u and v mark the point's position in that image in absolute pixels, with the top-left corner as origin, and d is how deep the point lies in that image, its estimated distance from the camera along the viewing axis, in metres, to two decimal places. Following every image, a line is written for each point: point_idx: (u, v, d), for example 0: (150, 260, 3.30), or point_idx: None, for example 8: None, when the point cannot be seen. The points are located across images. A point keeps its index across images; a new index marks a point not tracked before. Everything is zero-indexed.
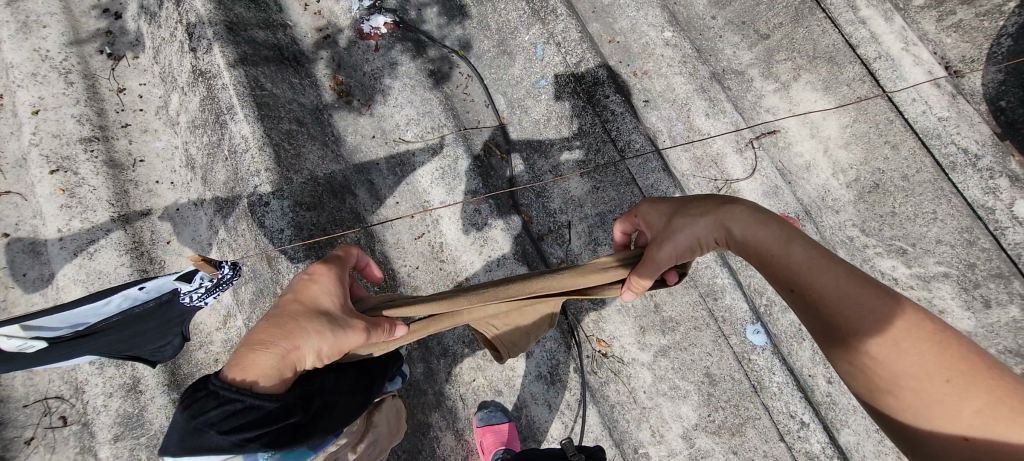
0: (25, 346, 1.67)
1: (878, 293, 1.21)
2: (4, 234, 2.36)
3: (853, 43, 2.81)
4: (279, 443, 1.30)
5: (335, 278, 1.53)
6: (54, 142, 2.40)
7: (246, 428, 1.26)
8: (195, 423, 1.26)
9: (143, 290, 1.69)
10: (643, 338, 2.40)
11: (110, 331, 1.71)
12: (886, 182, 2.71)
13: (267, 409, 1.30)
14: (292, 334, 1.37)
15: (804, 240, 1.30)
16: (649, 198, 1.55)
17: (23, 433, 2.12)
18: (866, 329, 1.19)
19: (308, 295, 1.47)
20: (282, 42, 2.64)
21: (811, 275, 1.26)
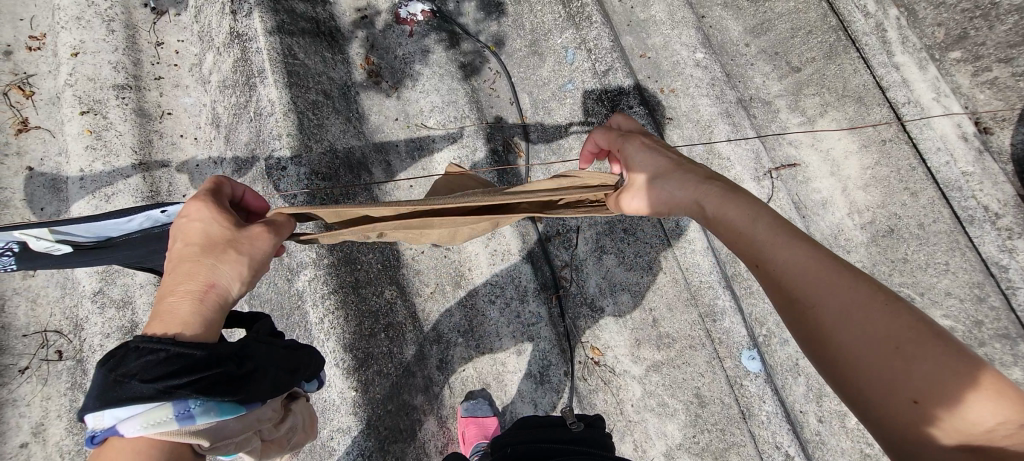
0: (53, 248, 1.68)
1: (837, 265, 1.12)
2: (28, 168, 2.42)
3: (884, 85, 2.79)
4: (220, 388, 1.14)
5: (211, 204, 1.35)
6: (88, 85, 2.46)
7: (174, 373, 1.09)
8: (115, 376, 1.07)
9: (165, 214, 1.66)
10: (637, 351, 2.41)
11: (128, 250, 1.67)
12: (901, 228, 2.68)
13: (198, 356, 1.14)
14: (200, 275, 1.26)
15: (767, 212, 1.22)
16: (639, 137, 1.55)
17: (18, 362, 2.17)
18: (825, 305, 1.09)
19: (194, 236, 1.31)
20: (320, 16, 2.67)
21: (771, 250, 1.17)
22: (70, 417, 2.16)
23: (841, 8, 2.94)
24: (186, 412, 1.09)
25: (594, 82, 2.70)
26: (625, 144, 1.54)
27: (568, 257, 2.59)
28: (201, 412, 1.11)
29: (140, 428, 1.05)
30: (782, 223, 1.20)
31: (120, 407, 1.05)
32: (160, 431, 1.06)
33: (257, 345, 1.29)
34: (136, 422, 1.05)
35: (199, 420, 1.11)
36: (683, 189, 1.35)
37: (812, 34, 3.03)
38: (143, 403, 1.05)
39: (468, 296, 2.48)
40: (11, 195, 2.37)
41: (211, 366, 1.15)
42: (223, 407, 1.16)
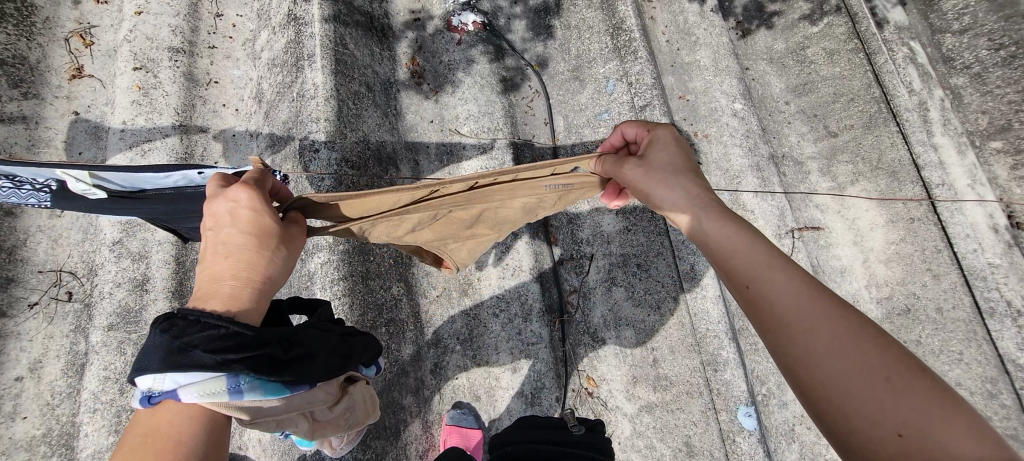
0: (88, 192, 1.65)
1: (824, 294, 1.16)
2: (74, 112, 2.50)
3: (920, 163, 2.73)
4: (268, 369, 1.13)
5: (259, 193, 1.31)
6: (145, 43, 2.56)
7: (232, 349, 1.08)
8: (180, 344, 1.07)
9: (201, 176, 1.65)
10: (632, 388, 2.39)
11: (162, 205, 1.70)
12: (919, 309, 2.64)
13: (254, 337, 1.12)
14: (251, 267, 1.25)
15: (765, 238, 1.29)
16: (668, 130, 1.61)
17: (29, 296, 2.21)
18: (810, 327, 1.11)
19: (246, 221, 1.27)
20: (376, 12, 2.76)
21: (763, 273, 1.22)
22: (68, 359, 2.19)
23: (886, 81, 2.91)
24: (236, 387, 1.10)
25: (630, 114, 2.74)
26: (659, 133, 1.62)
27: (577, 283, 2.59)
28: (248, 388, 1.12)
29: (196, 396, 1.07)
30: (778, 251, 1.25)
31: (180, 374, 1.06)
32: (212, 401, 1.08)
33: (310, 332, 1.27)
34: (192, 389, 1.07)
35: (246, 395, 1.12)
36: (687, 193, 1.44)
37: (854, 101, 3.03)
38: (203, 372, 1.07)
39: (473, 307, 2.47)
40: (53, 135, 2.43)
41: (267, 347, 1.13)
42: (266, 387, 1.15)
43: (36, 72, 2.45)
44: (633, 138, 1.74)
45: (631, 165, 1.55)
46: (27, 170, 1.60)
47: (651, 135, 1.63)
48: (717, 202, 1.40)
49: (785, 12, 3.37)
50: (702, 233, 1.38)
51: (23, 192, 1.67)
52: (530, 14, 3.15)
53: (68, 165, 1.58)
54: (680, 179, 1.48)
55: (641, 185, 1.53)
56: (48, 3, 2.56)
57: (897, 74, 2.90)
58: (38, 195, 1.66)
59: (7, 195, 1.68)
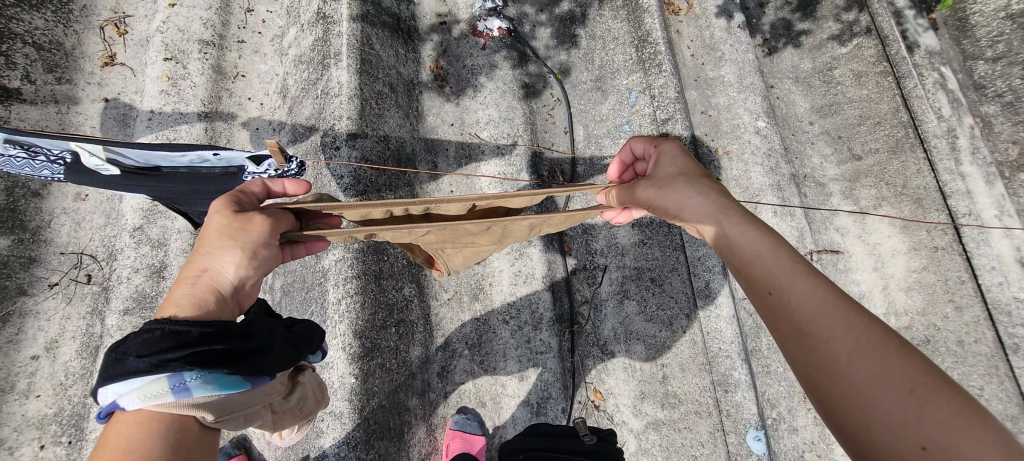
0: (101, 167, 1.68)
1: (847, 303, 1.12)
2: (103, 98, 2.54)
3: (946, 191, 2.67)
4: (211, 362, 1.12)
5: (226, 198, 1.41)
6: (177, 35, 2.60)
7: (168, 348, 1.08)
8: (118, 357, 1.07)
9: (216, 157, 1.70)
10: (639, 404, 2.36)
11: (175, 183, 1.73)
12: (939, 341, 2.57)
13: (190, 334, 1.12)
14: (194, 258, 1.32)
15: (787, 244, 1.25)
16: (677, 145, 1.62)
17: (49, 277, 2.24)
18: (833, 337, 1.08)
19: (209, 220, 1.37)
20: (403, 14, 2.80)
21: (785, 279, 1.19)
22: (82, 341, 2.22)
23: (915, 106, 2.84)
24: (181, 384, 1.07)
25: (652, 127, 2.72)
26: (666, 147, 1.64)
27: (589, 294, 2.56)
28: (196, 384, 1.09)
29: (138, 401, 1.04)
30: (801, 258, 1.22)
31: (121, 383, 1.05)
32: (158, 403, 1.05)
33: (253, 326, 1.27)
34: (134, 395, 1.05)
35: (196, 390, 1.09)
36: (706, 203, 1.40)
37: (880, 125, 2.98)
38: (142, 376, 1.05)
39: (483, 312, 2.46)
40: (83, 121, 2.48)
41: (207, 342, 1.13)
42: (219, 380, 1.13)
43: (70, 58, 2.50)
44: (641, 154, 1.74)
45: (643, 186, 1.55)
46: (41, 141, 1.61)
47: (659, 148, 1.65)
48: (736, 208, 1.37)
49: (813, 32, 3.35)
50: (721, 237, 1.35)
51: (35, 163, 1.69)
52: (556, 22, 3.16)
53: (84, 140, 1.59)
54: (694, 186, 1.45)
55: (659, 197, 1.50)
56: None
57: (927, 100, 2.82)
58: (53, 168, 1.69)
59: (22, 167, 1.69)
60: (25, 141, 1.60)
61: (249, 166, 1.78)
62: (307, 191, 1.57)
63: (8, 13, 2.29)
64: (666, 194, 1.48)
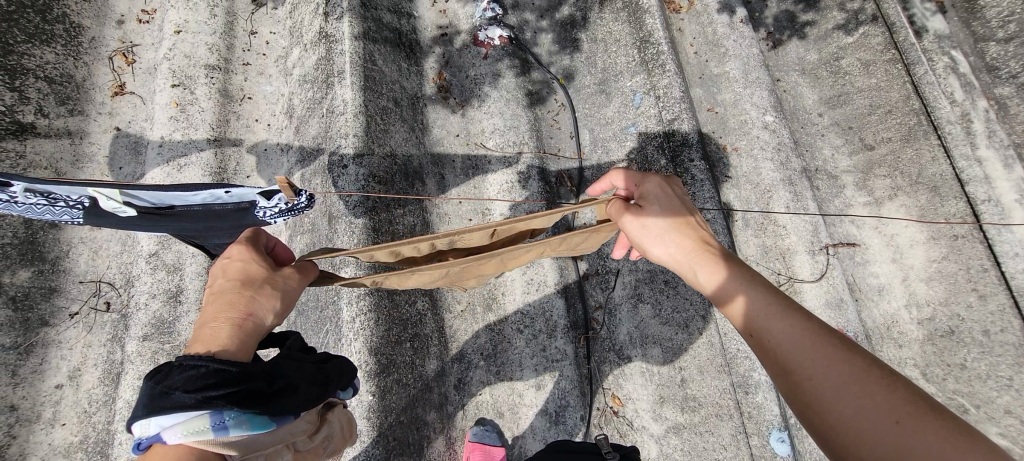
0: (119, 209, 1.66)
1: (828, 336, 1.14)
2: (115, 127, 2.59)
3: (962, 178, 2.64)
4: (250, 401, 1.13)
5: (252, 247, 1.44)
6: (183, 61, 2.64)
7: (208, 386, 1.09)
8: (162, 390, 1.09)
9: (228, 194, 1.68)
10: (658, 408, 2.33)
11: (189, 221, 1.73)
12: (964, 331, 2.52)
13: (232, 372, 1.14)
14: (234, 305, 1.31)
15: (763, 282, 1.28)
16: (659, 179, 1.57)
17: (69, 306, 2.28)
18: (815, 373, 1.10)
19: (239, 270, 1.38)
20: (404, 28, 2.82)
21: (766, 319, 1.21)
22: (104, 368, 2.26)
23: (925, 93, 2.83)
24: (221, 423, 1.09)
25: (658, 128, 2.71)
26: (648, 186, 1.56)
27: (602, 299, 2.55)
28: (234, 423, 1.10)
29: (179, 435, 1.06)
30: (776, 296, 1.25)
31: (164, 416, 1.07)
32: (196, 439, 1.07)
33: (288, 362, 1.26)
34: (176, 429, 1.07)
35: (233, 429, 1.10)
36: (684, 249, 1.43)
37: (891, 113, 2.93)
38: (184, 411, 1.07)
39: (497, 321, 2.45)
40: (96, 151, 2.53)
41: (243, 381, 1.13)
42: (254, 420, 1.13)
43: (81, 90, 2.55)
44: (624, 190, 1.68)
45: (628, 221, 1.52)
46: (58, 189, 1.57)
47: (642, 188, 1.57)
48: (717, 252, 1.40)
49: (818, 22, 3.30)
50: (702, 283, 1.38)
51: (54, 209, 1.65)
52: (556, 27, 3.16)
53: (100, 186, 1.56)
54: (671, 229, 1.46)
55: (644, 242, 1.49)
56: (93, 23, 2.67)
57: (937, 85, 2.81)
58: (71, 211, 1.67)
59: (40, 212, 1.65)
60: (40, 190, 1.56)
61: (260, 201, 1.72)
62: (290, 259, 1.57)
63: (19, 49, 2.33)
64: (648, 240, 1.48)
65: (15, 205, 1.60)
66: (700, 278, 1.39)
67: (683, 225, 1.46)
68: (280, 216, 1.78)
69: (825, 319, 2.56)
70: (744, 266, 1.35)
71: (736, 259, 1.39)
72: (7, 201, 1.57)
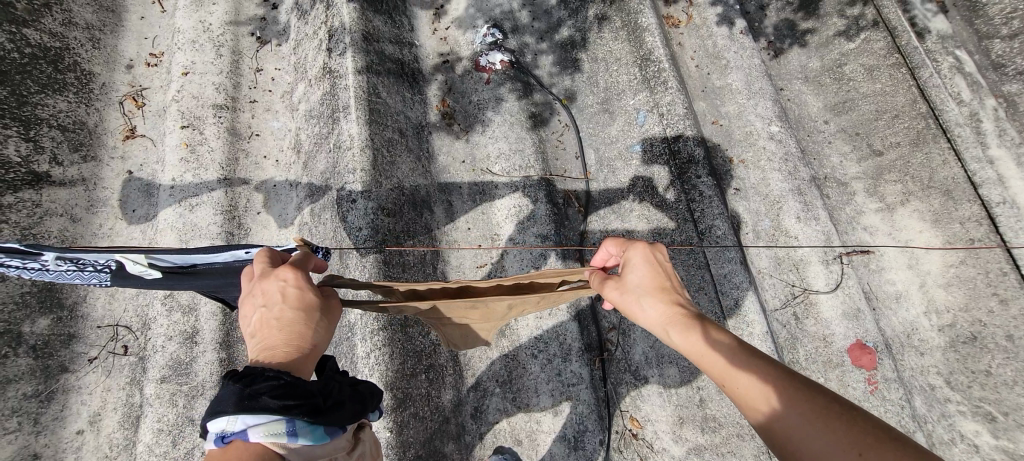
0: (144, 273, 1.66)
1: (790, 381, 1.18)
2: (128, 171, 2.63)
3: (975, 181, 2.63)
4: (320, 412, 1.12)
5: (301, 271, 1.41)
6: (192, 103, 2.69)
7: (289, 395, 1.09)
8: (246, 393, 1.06)
9: (250, 253, 1.70)
10: (678, 429, 2.30)
11: (211, 278, 1.69)
12: (986, 337, 2.47)
13: (308, 386, 1.14)
14: (290, 337, 1.28)
15: (727, 335, 1.32)
16: (645, 247, 1.52)
17: (87, 352, 2.30)
18: (784, 418, 1.13)
19: (296, 299, 1.35)
20: (406, 58, 2.86)
21: (734, 370, 1.25)
22: (123, 412, 2.28)
23: (932, 96, 2.83)
24: (293, 431, 1.07)
25: (663, 145, 2.72)
26: (633, 255, 1.52)
27: (616, 320, 2.53)
28: (301, 432, 1.09)
29: (260, 437, 1.04)
30: (742, 348, 1.29)
31: (247, 417, 1.04)
32: (271, 444, 1.05)
33: (349, 380, 1.26)
34: (257, 431, 1.04)
35: (300, 438, 1.09)
36: (659, 311, 1.43)
37: (898, 117, 2.91)
38: (268, 414, 1.05)
39: (511, 348, 2.44)
40: (110, 195, 2.57)
41: (314, 394, 1.13)
42: (317, 432, 1.12)
43: (94, 135, 2.60)
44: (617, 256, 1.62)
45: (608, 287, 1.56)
46: (86, 255, 1.62)
47: (626, 256, 1.54)
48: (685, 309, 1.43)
49: (819, 29, 3.28)
50: (675, 343, 1.39)
51: (83, 274, 1.66)
52: (556, 49, 3.19)
53: (127, 249, 1.62)
54: (642, 287, 1.48)
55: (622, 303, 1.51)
56: (104, 69, 2.74)
57: (943, 88, 2.81)
58: (97, 276, 1.66)
59: (70, 279, 1.68)
60: (70, 257, 1.62)
61: None
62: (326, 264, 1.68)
63: (33, 99, 2.41)
64: (625, 301, 1.49)
65: (46, 272, 1.65)
66: (672, 338, 1.40)
67: (654, 282, 1.48)
68: None
69: (844, 330, 2.52)
70: (711, 321, 1.38)
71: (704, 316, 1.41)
72: (39, 269, 1.63)
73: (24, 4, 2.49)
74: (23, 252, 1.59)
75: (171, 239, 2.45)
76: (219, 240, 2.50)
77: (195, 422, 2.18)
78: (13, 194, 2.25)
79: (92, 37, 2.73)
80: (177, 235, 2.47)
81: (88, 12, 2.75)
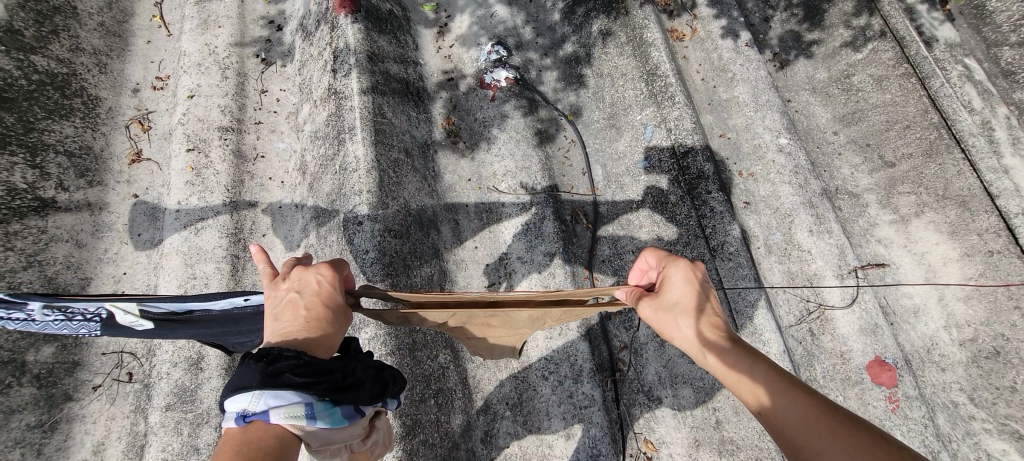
0: (136, 323, 1.64)
1: (835, 415, 1.14)
2: (134, 195, 2.62)
3: (993, 192, 2.57)
4: (334, 394, 1.16)
5: (339, 273, 1.43)
6: (198, 125, 2.69)
7: (308, 372, 1.14)
8: (267, 370, 1.11)
9: (246, 301, 1.62)
10: (694, 452, 2.25)
11: (207, 326, 1.64)
12: (1010, 351, 2.40)
13: (325, 365, 1.18)
14: (313, 329, 1.30)
15: (765, 359, 1.28)
16: (683, 263, 1.47)
17: (92, 379, 2.27)
18: (824, 451, 1.09)
19: (327, 298, 1.37)
20: (410, 77, 2.85)
21: (776, 399, 1.21)
22: (128, 441, 2.24)
23: (944, 106, 2.78)
24: (312, 413, 1.10)
25: (671, 161, 2.70)
26: (672, 272, 1.47)
27: (628, 339, 2.48)
28: (320, 415, 1.12)
29: (282, 417, 1.06)
30: (781, 374, 1.24)
31: (270, 396, 1.07)
32: (292, 425, 1.08)
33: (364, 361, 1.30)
34: (279, 411, 1.07)
35: (318, 421, 1.12)
36: (696, 331, 1.39)
37: (910, 128, 2.86)
38: (289, 393, 1.09)
39: (521, 369, 2.39)
40: (115, 220, 2.56)
41: (331, 371, 1.18)
42: (336, 414, 1.16)
43: (100, 161, 2.60)
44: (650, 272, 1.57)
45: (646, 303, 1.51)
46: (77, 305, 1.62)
47: (665, 273, 1.49)
48: (725, 332, 1.38)
49: (825, 40, 3.25)
50: (711, 367, 1.36)
51: (72, 323, 1.67)
52: (561, 64, 3.19)
53: (118, 299, 1.61)
54: (681, 306, 1.43)
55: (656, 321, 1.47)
56: (110, 93, 2.74)
57: (955, 97, 2.77)
58: (89, 324, 1.66)
59: (63, 328, 1.69)
60: (60, 305, 1.63)
61: None
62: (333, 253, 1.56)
63: (40, 125, 2.41)
64: (660, 318, 1.45)
65: (33, 322, 1.66)
66: (707, 360, 1.36)
67: (690, 301, 1.43)
68: None
69: (862, 346, 2.45)
70: (750, 344, 1.35)
71: (741, 338, 1.38)
72: (25, 320, 1.65)
73: (33, 31, 2.51)
74: (9, 301, 1.62)
75: (177, 263, 2.43)
76: (225, 264, 2.48)
77: (200, 451, 2.14)
78: (19, 221, 2.24)
79: (99, 61, 2.75)
80: (182, 258, 2.45)
81: (95, 37, 2.77)
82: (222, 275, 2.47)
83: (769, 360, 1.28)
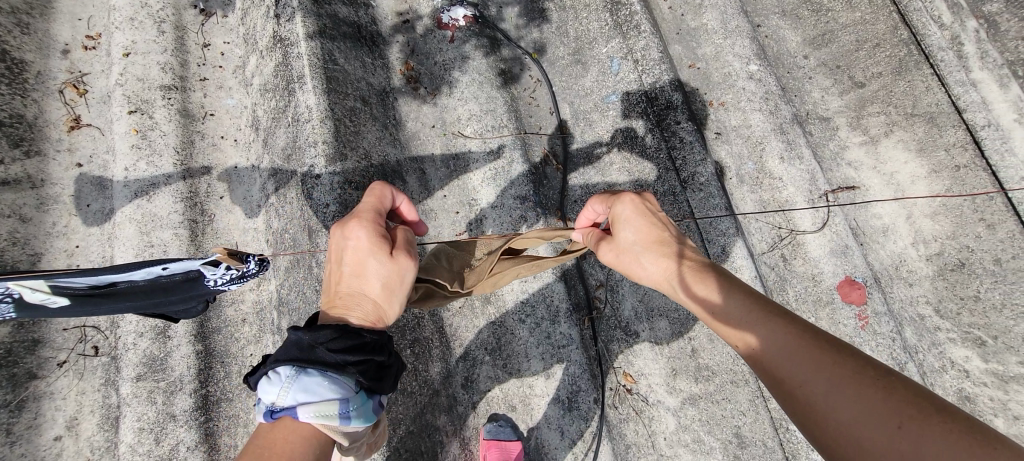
0: (49, 300, 1.53)
1: (816, 341, 1.13)
2: (77, 164, 2.47)
3: (960, 105, 2.60)
4: (365, 381, 1.28)
5: (372, 230, 1.50)
6: (138, 85, 2.52)
7: (344, 353, 1.27)
8: (309, 343, 1.26)
9: (165, 269, 1.58)
10: (673, 381, 2.29)
11: (132, 298, 1.59)
12: (973, 263, 2.46)
13: (363, 340, 1.33)
14: (355, 296, 1.48)
15: (738, 291, 1.28)
16: (632, 200, 1.49)
17: (56, 355, 2.21)
18: (801, 377, 1.09)
19: (363, 260, 1.49)
20: (362, 20, 2.67)
21: (753, 330, 1.20)
22: (101, 413, 2.21)
23: (913, 21, 2.76)
24: (344, 413, 1.22)
25: (640, 94, 2.63)
26: (621, 209, 1.49)
27: (603, 277, 2.48)
28: (353, 414, 1.23)
29: (311, 415, 1.17)
30: (755, 304, 1.24)
31: (302, 393, 1.19)
32: (322, 423, 1.19)
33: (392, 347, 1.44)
34: (308, 409, 1.18)
35: (349, 420, 1.23)
36: (660, 267, 1.41)
37: (879, 46, 2.81)
38: (323, 390, 1.20)
39: (498, 314, 2.37)
40: (60, 191, 2.41)
41: (369, 353, 1.32)
42: (364, 410, 1.27)
43: (35, 129, 2.41)
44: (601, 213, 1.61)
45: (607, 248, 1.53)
46: None
47: (614, 211, 1.50)
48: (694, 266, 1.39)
49: None
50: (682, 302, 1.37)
51: None
52: None
53: (28, 277, 1.48)
54: (643, 244, 1.44)
55: (620, 263, 1.50)
56: (37, 56, 2.51)
57: (924, 11, 2.75)
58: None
59: None
60: None
61: (204, 271, 1.59)
62: (388, 187, 1.62)
63: None
64: (623, 260, 1.48)
65: None
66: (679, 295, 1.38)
67: (649, 237, 1.45)
68: (229, 285, 1.64)
69: (833, 267, 2.48)
70: (720, 275, 1.35)
71: (711, 270, 1.38)
72: None
73: None
74: None
75: (132, 233, 2.33)
76: (182, 230, 2.39)
77: (177, 418, 2.13)
78: None
79: (19, 21, 2.49)
80: (138, 226, 2.35)
81: None
82: (181, 241, 2.39)
83: (742, 291, 1.28)
